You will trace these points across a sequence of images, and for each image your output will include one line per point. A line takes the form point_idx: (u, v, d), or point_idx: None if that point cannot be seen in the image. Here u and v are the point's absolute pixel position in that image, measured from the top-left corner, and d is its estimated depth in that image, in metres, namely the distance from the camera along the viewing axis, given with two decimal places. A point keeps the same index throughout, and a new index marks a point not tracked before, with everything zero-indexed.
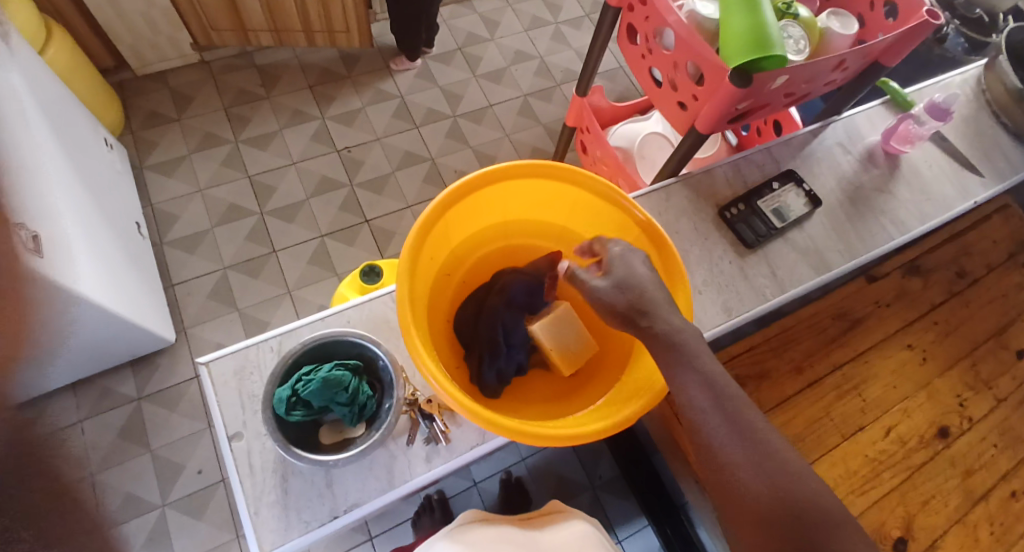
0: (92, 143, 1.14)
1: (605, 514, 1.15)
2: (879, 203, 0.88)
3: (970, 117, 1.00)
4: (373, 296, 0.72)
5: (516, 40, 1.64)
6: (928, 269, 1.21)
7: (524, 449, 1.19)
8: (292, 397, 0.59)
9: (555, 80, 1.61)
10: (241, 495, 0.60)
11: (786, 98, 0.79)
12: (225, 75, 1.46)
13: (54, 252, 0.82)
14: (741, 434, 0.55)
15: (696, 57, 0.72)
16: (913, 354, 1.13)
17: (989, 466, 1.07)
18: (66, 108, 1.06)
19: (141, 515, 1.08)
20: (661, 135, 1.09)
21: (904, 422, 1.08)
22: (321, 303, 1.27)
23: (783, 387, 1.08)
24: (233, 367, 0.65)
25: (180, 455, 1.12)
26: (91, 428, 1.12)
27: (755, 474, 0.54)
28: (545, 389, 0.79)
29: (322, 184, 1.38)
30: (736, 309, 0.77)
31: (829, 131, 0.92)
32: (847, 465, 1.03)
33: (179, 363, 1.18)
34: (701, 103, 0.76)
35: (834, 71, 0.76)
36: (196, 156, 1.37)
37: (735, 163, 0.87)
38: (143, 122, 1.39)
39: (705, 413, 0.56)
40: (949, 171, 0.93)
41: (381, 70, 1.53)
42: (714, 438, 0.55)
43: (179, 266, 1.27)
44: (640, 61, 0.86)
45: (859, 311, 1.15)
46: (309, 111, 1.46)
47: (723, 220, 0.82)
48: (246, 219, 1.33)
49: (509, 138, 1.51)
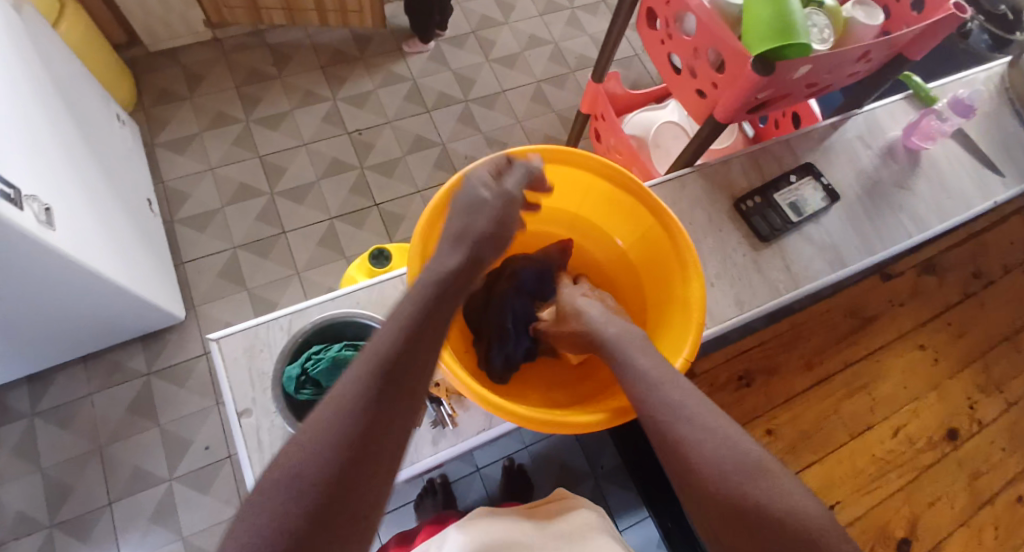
0: (104, 118, 1.14)
1: (608, 504, 1.15)
2: (898, 200, 0.87)
3: (992, 114, 0.98)
4: (384, 278, 0.71)
5: (530, 24, 1.62)
6: (943, 269, 1.20)
7: (528, 436, 1.19)
8: (302, 376, 0.62)
9: (569, 67, 1.59)
10: (249, 471, 0.61)
11: (808, 89, 0.77)
12: (237, 54, 1.46)
13: (66, 225, 0.82)
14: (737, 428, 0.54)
15: (718, 42, 0.71)
16: (925, 354, 1.12)
17: (997, 469, 1.06)
18: (78, 82, 1.06)
19: (148, 488, 1.09)
20: (676, 124, 1.08)
21: (913, 422, 1.07)
22: (329, 285, 1.27)
23: (792, 383, 1.07)
24: (244, 344, 0.65)
25: (188, 431, 1.13)
26: (101, 401, 1.13)
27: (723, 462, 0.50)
28: (556, 376, 0.79)
29: (333, 166, 1.38)
30: (749, 303, 0.76)
31: (849, 125, 0.90)
32: (853, 463, 1.03)
33: (188, 340, 1.19)
34: (720, 91, 0.74)
35: (858, 62, 0.75)
36: (207, 135, 1.37)
37: (752, 154, 0.85)
38: (155, 99, 1.39)
39: (689, 406, 0.54)
40: (970, 169, 0.91)
41: (393, 52, 1.52)
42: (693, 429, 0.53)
43: (189, 244, 1.27)
44: (659, 47, 0.85)
45: (871, 309, 1.14)
46: (320, 92, 1.45)
47: (739, 212, 0.81)
48: (256, 200, 1.33)
49: (521, 124, 1.50)
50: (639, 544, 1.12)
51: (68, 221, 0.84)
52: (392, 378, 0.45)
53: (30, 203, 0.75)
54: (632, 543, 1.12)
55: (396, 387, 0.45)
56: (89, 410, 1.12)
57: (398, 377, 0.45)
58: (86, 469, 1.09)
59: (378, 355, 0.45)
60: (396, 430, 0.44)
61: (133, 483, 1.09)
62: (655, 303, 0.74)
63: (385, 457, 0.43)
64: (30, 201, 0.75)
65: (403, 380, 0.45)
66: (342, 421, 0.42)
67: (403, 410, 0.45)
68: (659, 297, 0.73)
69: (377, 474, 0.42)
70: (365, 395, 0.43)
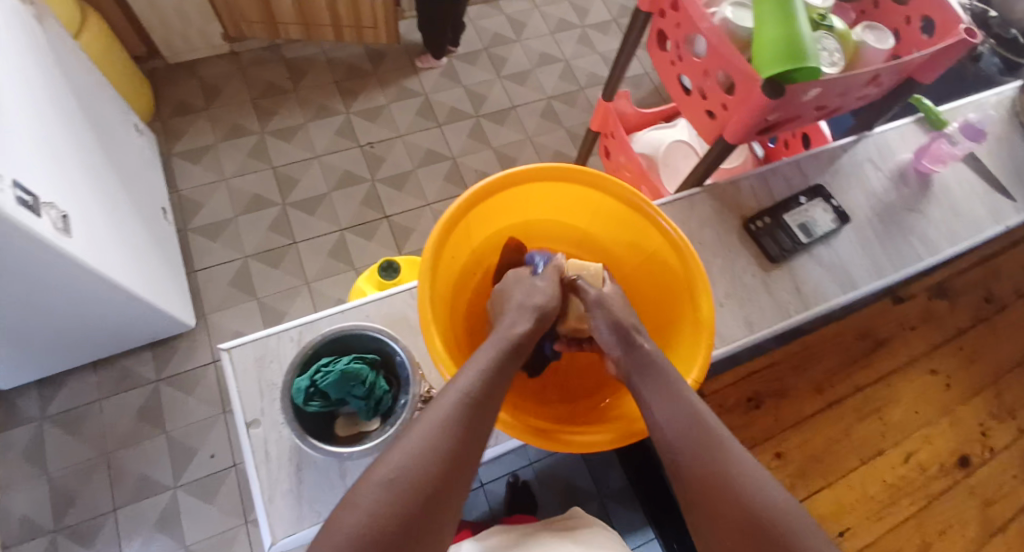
0: (122, 128, 1.16)
1: (611, 522, 1.15)
2: (909, 223, 0.86)
3: (1003, 138, 0.98)
4: (394, 292, 0.72)
5: (543, 42, 1.64)
6: (954, 292, 1.19)
7: (533, 452, 1.18)
8: (311, 388, 0.60)
9: (580, 84, 1.60)
10: (256, 482, 0.61)
11: (818, 112, 0.78)
12: (254, 68, 1.48)
13: (82, 234, 0.83)
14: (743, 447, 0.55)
15: (728, 66, 0.72)
16: (937, 379, 1.11)
17: (1010, 497, 1.05)
18: (98, 93, 1.08)
19: (152, 496, 1.09)
20: (686, 143, 1.08)
21: (925, 448, 1.06)
22: (338, 296, 1.28)
23: (801, 406, 1.06)
24: (254, 354, 0.66)
25: (195, 439, 1.13)
26: (109, 408, 1.14)
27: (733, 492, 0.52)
28: (552, 394, 0.78)
29: (344, 179, 1.39)
30: (757, 323, 0.76)
31: (860, 148, 0.91)
32: (864, 489, 1.02)
33: (197, 348, 1.20)
34: (730, 113, 0.75)
35: (867, 86, 0.75)
36: (222, 146, 1.39)
37: (762, 175, 0.86)
38: (173, 110, 1.41)
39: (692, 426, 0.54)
40: (981, 193, 0.91)
41: (406, 68, 1.54)
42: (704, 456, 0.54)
43: (202, 254, 1.28)
44: (670, 68, 0.86)
45: (882, 332, 1.13)
46: (334, 106, 1.47)
47: (748, 232, 0.81)
48: (268, 210, 1.34)
49: (531, 140, 1.51)
50: None
51: (85, 229, 0.85)
52: (467, 428, 0.53)
53: (48, 211, 0.76)
54: None
55: (463, 447, 0.52)
56: (97, 417, 1.13)
57: (466, 438, 0.52)
58: (92, 475, 1.09)
59: (450, 417, 0.53)
60: (458, 485, 0.51)
61: (138, 490, 1.09)
62: (663, 323, 0.74)
63: (448, 506, 0.50)
64: (48, 209, 0.76)
65: (469, 441, 0.52)
66: (415, 472, 0.49)
67: (466, 465, 0.52)
68: (668, 317, 0.73)
69: (439, 519, 0.49)
70: (437, 451, 0.51)
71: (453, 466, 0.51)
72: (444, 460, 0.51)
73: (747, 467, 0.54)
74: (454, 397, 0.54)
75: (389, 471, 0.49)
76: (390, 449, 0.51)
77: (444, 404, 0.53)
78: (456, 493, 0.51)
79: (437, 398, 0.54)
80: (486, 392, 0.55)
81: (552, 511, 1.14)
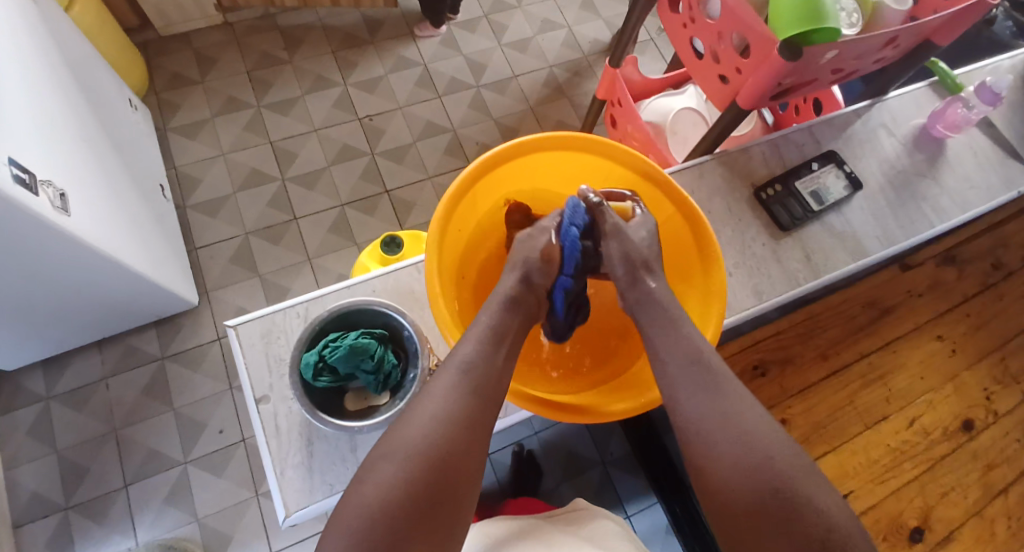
0: (117, 101, 1.14)
1: (616, 490, 1.16)
2: (922, 190, 0.85)
3: (1019, 103, 0.96)
4: (400, 265, 0.71)
5: (544, 8, 1.60)
6: (963, 261, 1.18)
7: (538, 423, 1.19)
8: (320, 363, 0.59)
9: (583, 52, 1.57)
10: (267, 455, 0.61)
11: (833, 75, 0.75)
12: (249, 37, 1.45)
13: (81, 211, 0.82)
14: (758, 414, 0.54)
15: (744, 27, 0.69)
16: (943, 346, 1.11)
17: (1011, 461, 1.06)
18: (92, 67, 1.05)
19: (162, 471, 1.10)
20: (695, 111, 1.06)
21: (928, 414, 1.06)
22: (340, 271, 1.27)
23: (807, 374, 1.06)
24: (260, 330, 0.65)
25: (202, 414, 1.14)
26: (115, 385, 1.14)
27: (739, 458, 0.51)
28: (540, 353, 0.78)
29: (343, 152, 1.37)
30: (767, 293, 0.76)
31: (874, 113, 0.89)
32: (867, 454, 1.03)
33: (201, 325, 1.19)
34: (744, 77, 0.73)
35: (885, 48, 0.73)
36: (217, 120, 1.37)
37: (774, 142, 0.84)
38: (167, 83, 1.38)
39: (696, 393, 0.55)
40: (994, 159, 0.90)
41: (405, 36, 1.50)
42: (706, 424, 0.54)
43: (201, 230, 1.27)
44: (681, 31, 0.83)
45: (890, 300, 1.13)
46: (331, 77, 1.44)
47: (758, 200, 0.80)
48: (267, 185, 1.32)
49: (533, 110, 1.48)
50: (647, 530, 1.12)
51: (84, 207, 0.84)
52: (467, 410, 0.52)
53: (46, 188, 0.75)
54: (640, 529, 1.13)
55: (466, 431, 0.51)
56: (104, 394, 1.13)
57: (466, 424, 0.52)
58: (101, 451, 1.10)
59: (452, 399, 0.53)
60: (469, 469, 0.51)
61: (148, 465, 1.10)
62: (674, 295, 0.73)
63: (458, 490, 0.50)
64: (45, 186, 0.75)
65: (471, 428, 0.52)
66: (422, 455, 0.49)
67: (472, 448, 0.52)
68: (678, 288, 0.72)
69: (452, 503, 0.49)
70: (441, 435, 0.50)
71: (460, 448, 0.51)
72: (448, 445, 0.50)
73: (761, 435, 0.53)
74: (451, 381, 0.54)
75: (396, 453, 0.49)
76: (394, 433, 0.51)
77: (443, 387, 0.53)
78: (467, 478, 0.50)
79: (436, 379, 0.54)
80: (478, 369, 0.55)
81: (557, 480, 1.15)
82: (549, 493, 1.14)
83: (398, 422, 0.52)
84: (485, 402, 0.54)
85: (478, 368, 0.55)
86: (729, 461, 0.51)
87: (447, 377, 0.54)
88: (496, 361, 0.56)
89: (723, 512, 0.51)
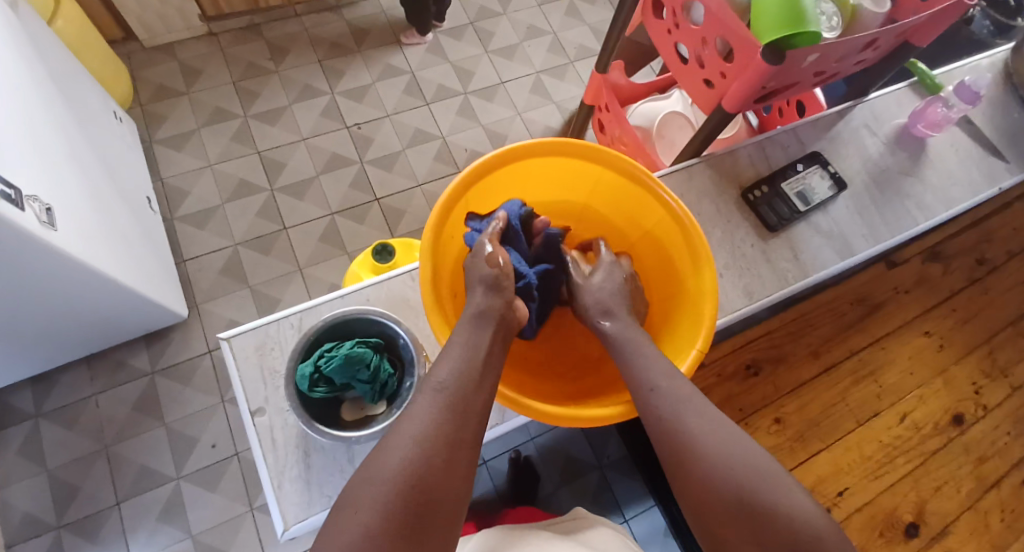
0: (102, 114, 1.13)
1: (612, 493, 1.16)
2: (906, 188, 0.87)
3: (997, 101, 0.98)
4: (393, 274, 0.71)
5: (529, 14, 1.61)
6: (948, 256, 1.20)
7: (533, 428, 1.19)
8: (315, 374, 0.59)
9: (569, 57, 1.58)
10: (264, 468, 0.61)
11: (816, 77, 0.77)
12: (234, 48, 1.45)
13: (67, 225, 0.81)
14: None
15: (726, 31, 0.71)
16: (930, 341, 1.13)
17: (1003, 453, 1.07)
18: (75, 81, 1.04)
19: (155, 487, 1.09)
20: (681, 114, 1.07)
21: (919, 408, 1.08)
22: (331, 281, 1.27)
23: (799, 372, 1.08)
24: (255, 342, 0.65)
25: (194, 429, 1.13)
26: (105, 401, 1.13)
27: (732, 462, 0.52)
28: (541, 361, 0.79)
29: (332, 161, 1.37)
30: (757, 293, 0.77)
31: (856, 113, 0.90)
32: (861, 450, 1.04)
33: (192, 338, 1.19)
34: (729, 81, 0.74)
35: (865, 50, 0.74)
36: (204, 131, 1.36)
37: (760, 144, 0.85)
38: (152, 94, 1.38)
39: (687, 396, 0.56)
40: (975, 156, 0.91)
41: (391, 44, 1.51)
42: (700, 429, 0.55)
43: (190, 242, 1.26)
44: (666, 37, 0.84)
45: (878, 297, 1.14)
46: (318, 87, 1.44)
47: (746, 202, 0.81)
48: (256, 196, 1.32)
49: (521, 116, 1.49)
50: (645, 533, 1.13)
51: (71, 221, 0.83)
52: (443, 432, 0.52)
53: (31, 204, 0.74)
54: (638, 532, 1.13)
55: (445, 455, 0.51)
56: (94, 410, 1.12)
57: (444, 448, 0.51)
58: (92, 468, 1.09)
59: (428, 421, 0.52)
60: (451, 490, 0.50)
61: (140, 482, 1.09)
62: (667, 296, 0.74)
63: (442, 514, 0.49)
64: (31, 201, 0.74)
65: (449, 450, 0.51)
66: (400, 482, 0.48)
67: (452, 469, 0.51)
68: (670, 290, 0.73)
69: (436, 528, 0.49)
70: (418, 460, 0.50)
71: (440, 471, 0.50)
72: (426, 470, 0.50)
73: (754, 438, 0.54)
74: (427, 405, 0.53)
75: (374, 486, 0.48)
76: (371, 464, 0.50)
77: (420, 409, 0.53)
78: (449, 499, 0.50)
79: (414, 404, 0.54)
80: (451, 392, 0.54)
81: (554, 486, 1.16)
82: (546, 499, 1.14)
83: (373, 453, 0.51)
84: (464, 422, 0.53)
85: (463, 385, 0.55)
86: (719, 468, 0.52)
87: (432, 396, 0.54)
88: (468, 380, 0.56)
89: (711, 514, 0.52)
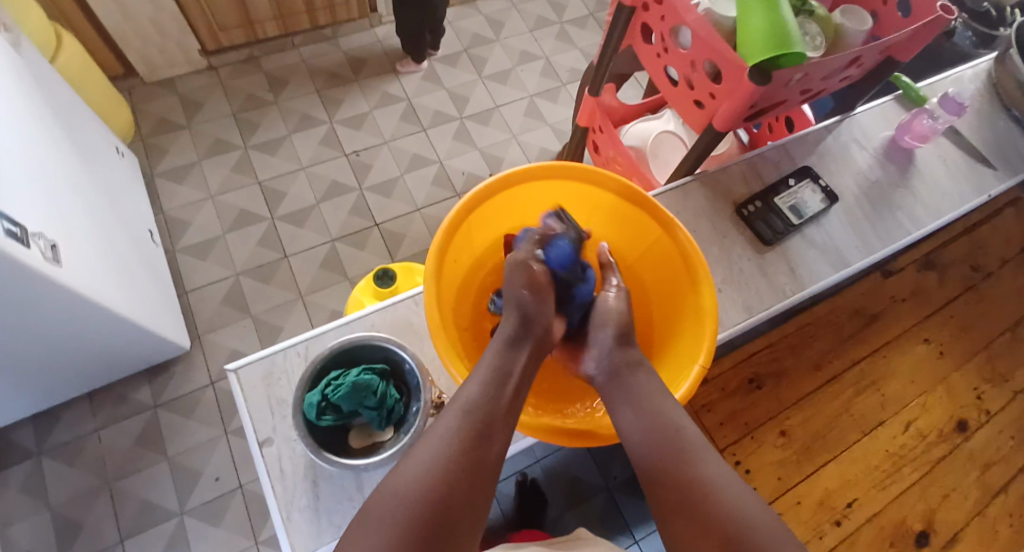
0: (104, 150, 1.15)
1: (620, 513, 1.15)
2: (896, 200, 0.88)
3: (982, 111, 1.00)
4: (397, 300, 0.72)
5: (522, 40, 1.65)
6: (943, 264, 1.21)
7: (538, 450, 1.19)
8: (322, 402, 0.60)
9: (562, 80, 1.61)
10: (272, 499, 0.61)
11: (802, 95, 0.79)
12: (233, 81, 1.47)
13: (72, 262, 0.82)
14: None
15: (713, 55, 0.72)
16: (931, 348, 1.13)
17: (1009, 459, 1.07)
18: (79, 118, 1.07)
19: (158, 523, 1.08)
20: (673, 133, 1.09)
21: (923, 417, 1.08)
22: (333, 308, 1.28)
23: (801, 385, 1.08)
24: (261, 373, 0.66)
25: (197, 461, 1.13)
26: (108, 436, 1.13)
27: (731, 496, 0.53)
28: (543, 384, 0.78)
29: (332, 189, 1.39)
30: (756, 308, 0.77)
31: (845, 128, 0.92)
32: (867, 461, 1.04)
33: (194, 369, 1.19)
34: (719, 101, 0.76)
35: (849, 68, 0.76)
36: (205, 163, 1.38)
37: (751, 160, 0.87)
38: (154, 128, 1.40)
39: None
40: (963, 166, 0.93)
41: (388, 73, 1.54)
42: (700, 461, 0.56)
43: (191, 273, 1.27)
44: (656, 60, 0.87)
45: (876, 307, 1.15)
46: (317, 116, 1.46)
47: (741, 217, 0.82)
48: (256, 226, 1.33)
49: (516, 139, 1.51)
50: None
51: (74, 256, 0.84)
52: (466, 449, 0.54)
53: (36, 241, 0.75)
54: None
55: (465, 472, 0.52)
56: (96, 446, 1.12)
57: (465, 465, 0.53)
58: (95, 504, 1.08)
59: (451, 439, 0.54)
60: (471, 507, 0.52)
61: (143, 518, 1.08)
62: (667, 314, 0.74)
63: (461, 529, 0.50)
64: (36, 239, 0.75)
65: (472, 467, 0.53)
66: (419, 503, 0.49)
67: (472, 487, 0.52)
68: (670, 308, 0.74)
69: None
70: (439, 476, 0.51)
71: (460, 491, 0.51)
72: (448, 485, 0.51)
73: None
74: (453, 422, 0.55)
75: (396, 498, 0.50)
76: (393, 477, 0.52)
77: (445, 426, 0.55)
78: (468, 515, 0.51)
79: (440, 421, 0.56)
80: (477, 411, 0.56)
81: (561, 509, 1.15)
82: (552, 522, 1.14)
83: (395, 468, 0.53)
84: (487, 439, 0.55)
85: (479, 406, 0.56)
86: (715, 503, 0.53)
87: (443, 423, 0.55)
88: (472, 404, 0.56)
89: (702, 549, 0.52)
